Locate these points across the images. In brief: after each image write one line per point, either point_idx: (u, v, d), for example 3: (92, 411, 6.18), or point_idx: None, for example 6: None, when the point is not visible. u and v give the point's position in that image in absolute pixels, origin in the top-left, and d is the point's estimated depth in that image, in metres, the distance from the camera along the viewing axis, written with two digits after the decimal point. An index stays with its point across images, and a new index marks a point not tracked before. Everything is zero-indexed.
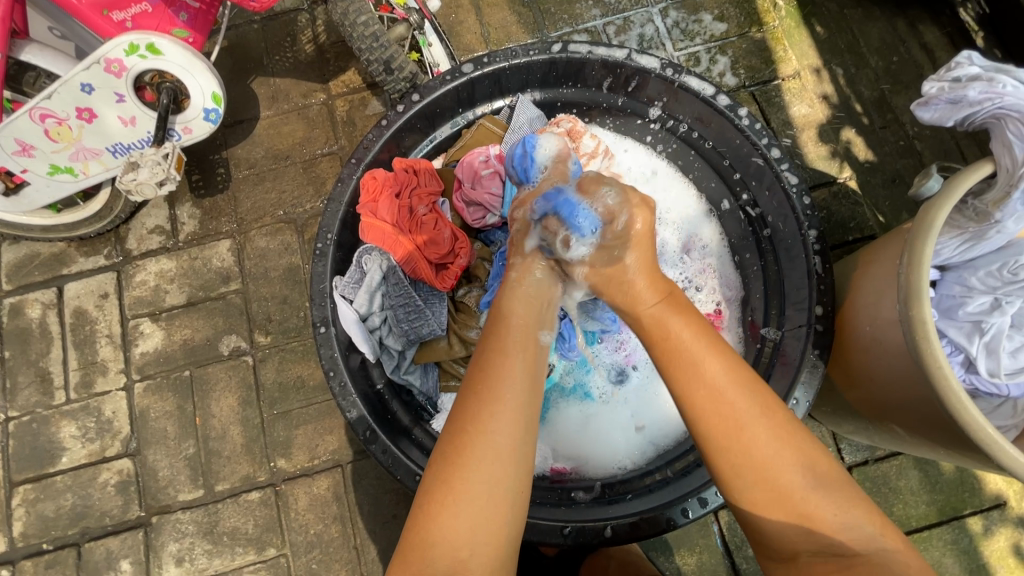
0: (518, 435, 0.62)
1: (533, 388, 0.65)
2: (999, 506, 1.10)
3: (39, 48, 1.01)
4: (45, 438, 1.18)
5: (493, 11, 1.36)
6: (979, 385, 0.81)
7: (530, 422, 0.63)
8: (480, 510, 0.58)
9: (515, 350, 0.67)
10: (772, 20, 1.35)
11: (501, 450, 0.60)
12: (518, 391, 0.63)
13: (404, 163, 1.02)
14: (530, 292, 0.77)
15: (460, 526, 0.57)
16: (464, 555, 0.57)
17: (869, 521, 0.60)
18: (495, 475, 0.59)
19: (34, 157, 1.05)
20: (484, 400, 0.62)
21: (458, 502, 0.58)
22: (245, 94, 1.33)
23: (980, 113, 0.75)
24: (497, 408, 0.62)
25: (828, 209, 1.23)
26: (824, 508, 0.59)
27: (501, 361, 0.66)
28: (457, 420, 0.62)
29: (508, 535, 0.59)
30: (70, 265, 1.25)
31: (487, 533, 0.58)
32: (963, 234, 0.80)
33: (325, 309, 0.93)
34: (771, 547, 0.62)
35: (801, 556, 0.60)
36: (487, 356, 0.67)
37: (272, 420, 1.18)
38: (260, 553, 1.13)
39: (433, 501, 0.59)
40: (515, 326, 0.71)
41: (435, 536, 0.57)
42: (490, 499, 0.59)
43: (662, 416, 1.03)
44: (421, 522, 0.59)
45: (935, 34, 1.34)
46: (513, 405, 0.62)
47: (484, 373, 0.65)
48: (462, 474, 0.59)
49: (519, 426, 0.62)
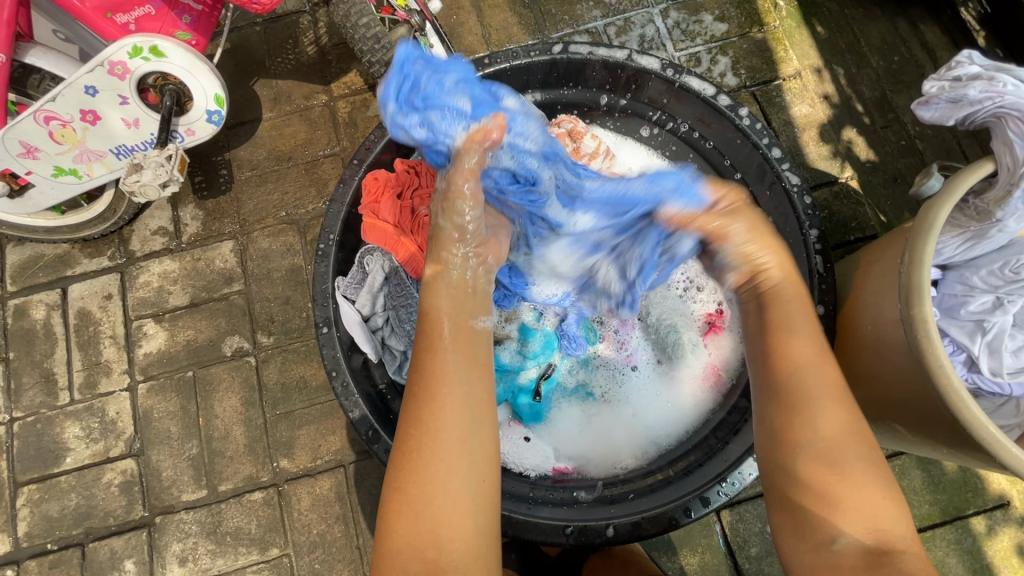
0: (468, 427, 0.60)
1: (472, 377, 0.62)
2: (1002, 505, 1.09)
3: (44, 51, 1.01)
4: (49, 438, 1.19)
5: (494, 13, 1.37)
6: (982, 384, 0.80)
7: (478, 413, 0.61)
8: (442, 506, 0.57)
9: (449, 336, 0.64)
10: (773, 21, 1.35)
11: (450, 445, 0.59)
12: (457, 386, 0.61)
13: (406, 164, 1.03)
14: (452, 285, 0.69)
15: (427, 527, 0.57)
16: (431, 554, 0.56)
17: (898, 511, 0.59)
18: (451, 473, 0.58)
19: (38, 159, 1.06)
20: (429, 396, 0.60)
21: (417, 504, 0.58)
22: (247, 96, 1.34)
23: (980, 112, 0.75)
24: (440, 407, 0.60)
25: (830, 208, 1.22)
26: (862, 494, 0.58)
27: (431, 358, 0.62)
28: (407, 420, 0.61)
29: (479, 531, 0.58)
30: (74, 266, 1.25)
31: (452, 530, 0.57)
32: (964, 233, 0.80)
33: (328, 310, 0.93)
34: (805, 533, 0.60)
35: (839, 540, 0.57)
36: (419, 354, 0.63)
37: (275, 421, 1.18)
38: (263, 553, 1.13)
39: (393, 505, 0.59)
40: (446, 320, 0.66)
41: (399, 539, 0.58)
42: (450, 497, 0.58)
43: (664, 415, 1.03)
44: (386, 529, 0.59)
45: (936, 34, 1.34)
46: (455, 398, 0.60)
47: (420, 371, 0.62)
48: (418, 478, 0.58)
49: (462, 420, 0.60)
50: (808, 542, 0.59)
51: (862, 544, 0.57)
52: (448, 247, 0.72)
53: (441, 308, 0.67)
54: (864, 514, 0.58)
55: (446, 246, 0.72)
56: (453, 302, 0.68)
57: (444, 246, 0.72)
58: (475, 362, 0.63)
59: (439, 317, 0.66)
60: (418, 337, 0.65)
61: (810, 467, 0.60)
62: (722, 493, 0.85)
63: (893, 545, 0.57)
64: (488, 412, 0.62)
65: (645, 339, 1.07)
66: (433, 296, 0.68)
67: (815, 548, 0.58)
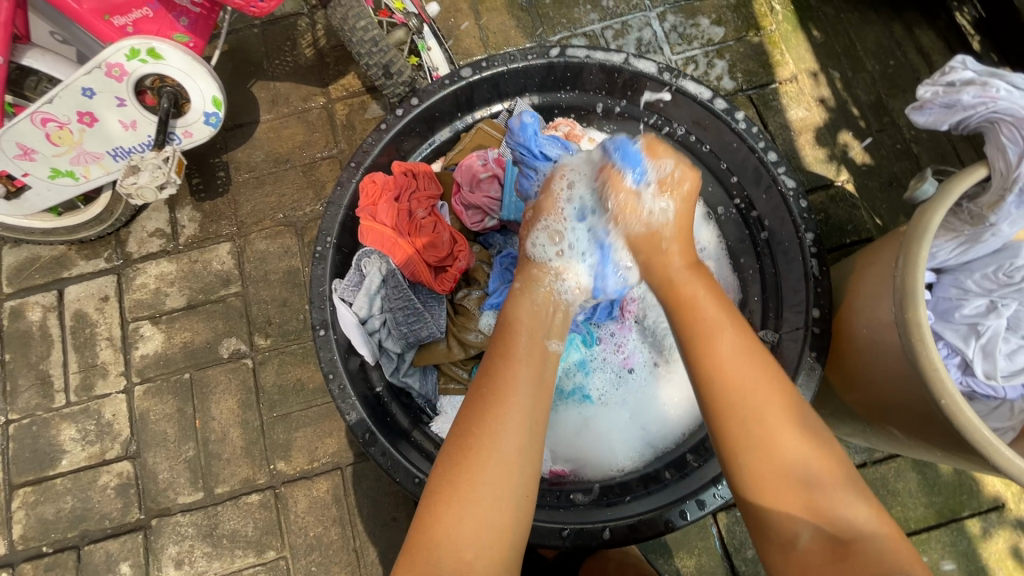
0: (527, 435, 0.63)
1: (540, 393, 0.67)
2: (997, 507, 1.10)
3: (41, 53, 1.01)
4: (45, 440, 1.18)
5: (492, 16, 1.37)
6: (976, 387, 0.82)
7: (538, 427, 0.64)
8: (486, 510, 0.58)
9: (521, 349, 0.71)
10: (769, 25, 1.36)
11: (512, 449, 0.61)
12: (525, 395, 0.65)
13: (403, 167, 1.03)
14: (536, 301, 0.78)
15: (467, 526, 0.57)
16: (467, 555, 0.57)
17: (866, 508, 0.59)
18: (502, 481, 0.60)
19: (35, 161, 1.06)
20: (499, 399, 0.64)
21: (465, 503, 0.59)
22: (245, 98, 1.34)
23: (973, 117, 0.76)
24: (506, 410, 0.63)
25: (826, 211, 1.23)
26: (823, 494, 0.59)
27: (508, 367, 0.68)
28: (471, 417, 0.64)
29: (512, 541, 0.59)
30: (70, 268, 1.25)
31: (491, 533, 0.58)
32: (959, 237, 0.81)
33: (324, 312, 0.92)
34: (768, 536, 0.60)
35: (801, 538, 0.58)
36: (494, 362, 0.69)
37: (271, 423, 1.18)
38: (260, 555, 1.13)
39: (438, 500, 0.60)
40: (524, 334, 0.73)
41: (440, 536, 0.58)
42: (496, 502, 0.59)
43: (662, 417, 1.03)
44: (427, 523, 0.59)
45: (932, 38, 1.35)
46: (523, 406, 0.64)
47: (494, 379, 0.66)
48: (470, 475, 0.60)
49: (524, 430, 0.63)
50: (774, 543, 0.59)
51: (823, 540, 0.57)
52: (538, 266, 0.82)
53: (523, 322, 0.75)
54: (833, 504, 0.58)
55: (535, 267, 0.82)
56: (530, 318, 0.76)
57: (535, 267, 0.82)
58: (545, 378, 0.69)
59: (517, 332, 0.73)
60: (497, 344, 0.72)
61: (756, 467, 0.61)
62: (718, 496, 0.85)
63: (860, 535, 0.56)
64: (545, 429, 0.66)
65: (642, 342, 1.07)
66: (516, 311, 0.77)
67: (780, 547, 0.59)
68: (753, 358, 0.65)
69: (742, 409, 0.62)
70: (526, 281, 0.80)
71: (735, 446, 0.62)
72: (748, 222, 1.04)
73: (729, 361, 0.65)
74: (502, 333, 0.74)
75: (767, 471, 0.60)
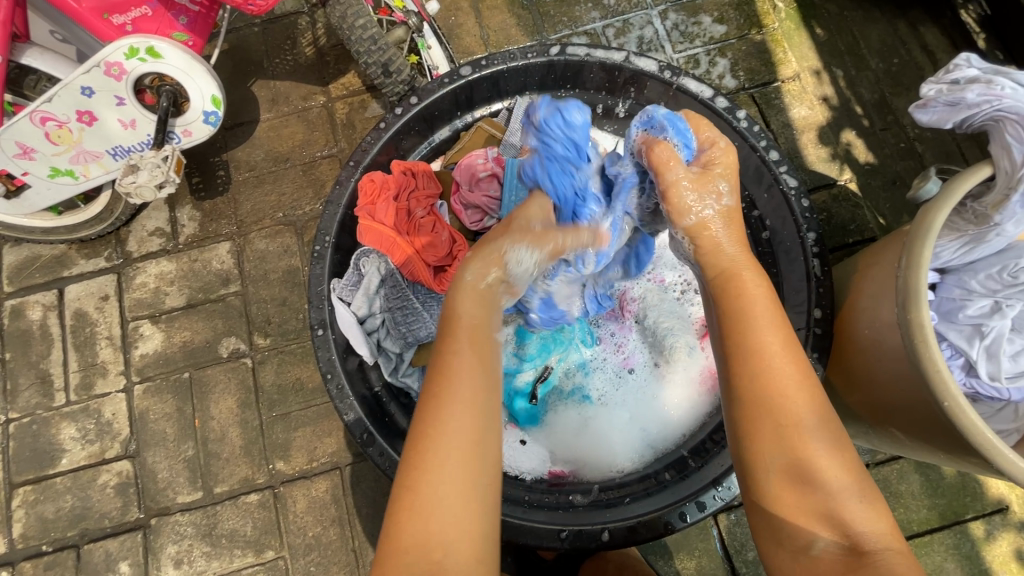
0: (480, 428, 0.59)
1: (489, 382, 0.63)
2: (1001, 510, 1.09)
3: (39, 51, 1.01)
4: (45, 439, 1.18)
5: (492, 15, 1.37)
6: (980, 389, 0.81)
7: (493, 414, 0.61)
8: (451, 511, 0.56)
9: (467, 337, 0.65)
10: (772, 23, 1.35)
11: (462, 448, 0.58)
12: (474, 386, 0.61)
13: (402, 166, 1.02)
14: (483, 287, 0.72)
15: (434, 529, 0.55)
16: (437, 557, 0.55)
17: (867, 506, 0.56)
18: (459, 477, 0.57)
19: (35, 160, 1.06)
20: (447, 397, 0.60)
21: (427, 504, 0.56)
22: (245, 97, 1.34)
23: (978, 116, 0.75)
24: (456, 406, 0.59)
25: (828, 211, 1.22)
26: (840, 497, 0.56)
27: (455, 359, 0.63)
28: (423, 417, 0.60)
29: (486, 536, 0.57)
30: (71, 267, 1.25)
31: (460, 534, 0.56)
32: (963, 237, 0.80)
33: (322, 312, 0.92)
34: (780, 538, 0.58)
35: (816, 545, 0.56)
36: (442, 354, 0.64)
37: (271, 423, 1.18)
38: (259, 555, 1.13)
39: (403, 505, 0.57)
40: (469, 324, 0.67)
41: (409, 540, 0.55)
42: (459, 502, 0.56)
43: (663, 418, 1.02)
44: (392, 531, 0.57)
45: (936, 36, 1.34)
46: (467, 398, 0.60)
47: (443, 375, 0.62)
48: (430, 477, 0.57)
49: (477, 425, 0.59)
50: (786, 550, 0.58)
51: (838, 548, 0.55)
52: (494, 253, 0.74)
53: (465, 309, 0.68)
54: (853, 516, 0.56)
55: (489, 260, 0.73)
56: (473, 304, 0.69)
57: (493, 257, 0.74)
58: (490, 367, 0.64)
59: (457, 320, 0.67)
60: (439, 336, 0.66)
61: (779, 473, 0.58)
62: (718, 498, 0.85)
63: (873, 545, 0.55)
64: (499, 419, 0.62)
65: (642, 342, 1.07)
66: (460, 300, 0.69)
67: (794, 554, 0.57)
68: (793, 353, 0.61)
69: (770, 409, 0.59)
70: (476, 269, 0.72)
71: (763, 447, 0.59)
72: (749, 222, 1.01)
73: (777, 355, 0.61)
74: (446, 324, 0.68)
75: (789, 476, 0.58)
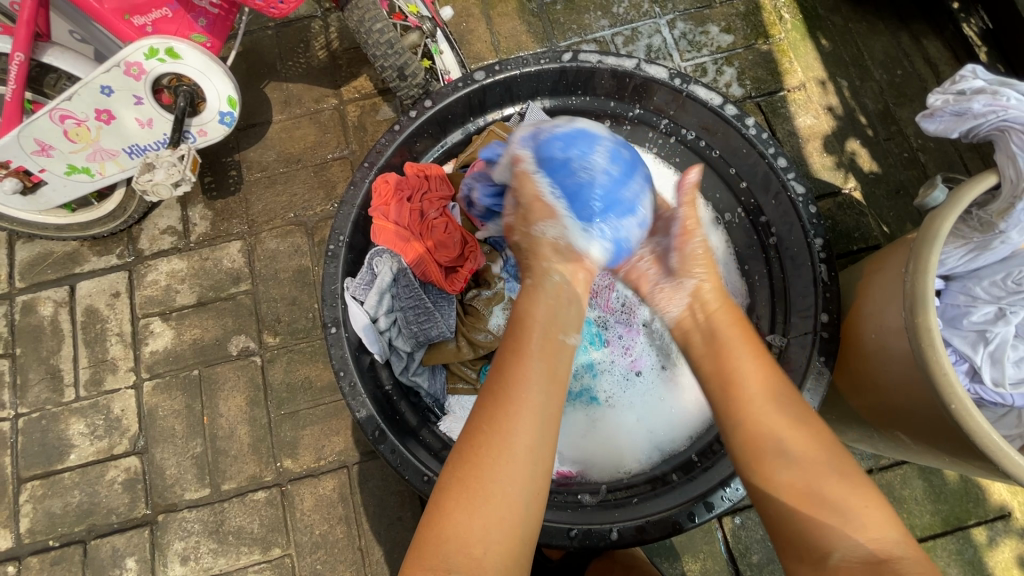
0: (537, 436, 0.64)
1: (550, 389, 0.69)
2: (1003, 516, 1.10)
3: (60, 50, 1.03)
4: (54, 435, 1.19)
5: (503, 21, 1.39)
6: (984, 394, 0.81)
7: (549, 426, 0.66)
8: (495, 510, 0.60)
9: (537, 344, 0.73)
10: (778, 33, 1.37)
11: (523, 452, 0.63)
12: (534, 393, 0.67)
13: (415, 167, 1.05)
14: (550, 294, 0.80)
15: (474, 523, 0.60)
16: (477, 552, 0.59)
17: (884, 517, 0.59)
18: (515, 478, 0.62)
19: (52, 157, 1.07)
20: (511, 397, 0.66)
21: (475, 500, 0.61)
22: (258, 98, 1.36)
23: (984, 125, 0.77)
24: (517, 408, 0.65)
25: (833, 218, 1.23)
26: (841, 503, 0.59)
27: (518, 364, 0.70)
28: (483, 416, 0.66)
29: (523, 539, 0.61)
30: (82, 264, 1.26)
31: (502, 532, 0.60)
32: (968, 244, 0.81)
33: (336, 310, 0.93)
34: (801, 546, 0.60)
35: (833, 556, 0.57)
36: (506, 356, 0.71)
37: (279, 420, 1.19)
38: (265, 553, 1.13)
39: (448, 496, 0.62)
40: (538, 332, 0.74)
41: (450, 531, 0.60)
42: (504, 500, 0.61)
43: (670, 420, 1.04)
44: (438, 520, 0.61)
45: (938, 49, 1.37)
46: (534, 404, 0.66)
47: (503, 377, 0.69)
48: (479, 472, 0.62)
49: (536, 425, 0.65)
50: (808, 562, 0.59)
51: (858, 556, 0.56)
52: (545, 259, 0.85)
53: (539, 313, 0.77)
54: (852, 517, 0.58)
55: (541, 258, 0.86)
56: (546, 309, 0.78)
57: (540, 259, 0.86)
58: (558, 374, 0.71)
59: (533, 324, 0.75)
60: (510, 339, 0.73)
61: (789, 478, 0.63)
62: (726, 499, 0.85)
63: (892, 552, 0.56)
64: (557, 428, 0.67)
65: (648, 344, 1.08)
66: (532, 304, 0.78)
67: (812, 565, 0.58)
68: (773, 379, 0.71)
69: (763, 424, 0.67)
70: (537, 276, 0.84)
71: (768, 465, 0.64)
72: (756, 227, 1.05)
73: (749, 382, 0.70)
74: (517, 327, 0.75)
75: (801, 488, 0.62)
